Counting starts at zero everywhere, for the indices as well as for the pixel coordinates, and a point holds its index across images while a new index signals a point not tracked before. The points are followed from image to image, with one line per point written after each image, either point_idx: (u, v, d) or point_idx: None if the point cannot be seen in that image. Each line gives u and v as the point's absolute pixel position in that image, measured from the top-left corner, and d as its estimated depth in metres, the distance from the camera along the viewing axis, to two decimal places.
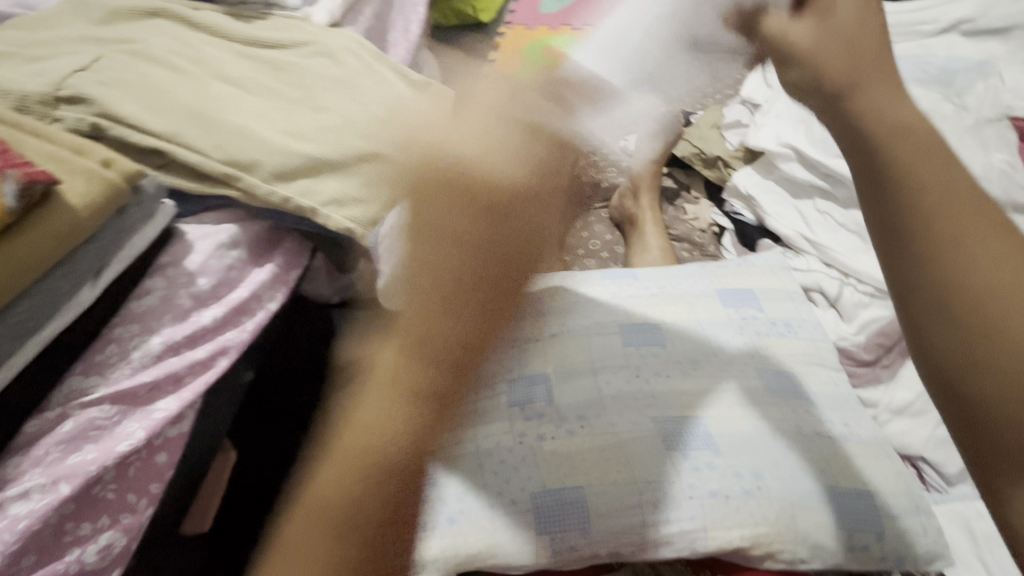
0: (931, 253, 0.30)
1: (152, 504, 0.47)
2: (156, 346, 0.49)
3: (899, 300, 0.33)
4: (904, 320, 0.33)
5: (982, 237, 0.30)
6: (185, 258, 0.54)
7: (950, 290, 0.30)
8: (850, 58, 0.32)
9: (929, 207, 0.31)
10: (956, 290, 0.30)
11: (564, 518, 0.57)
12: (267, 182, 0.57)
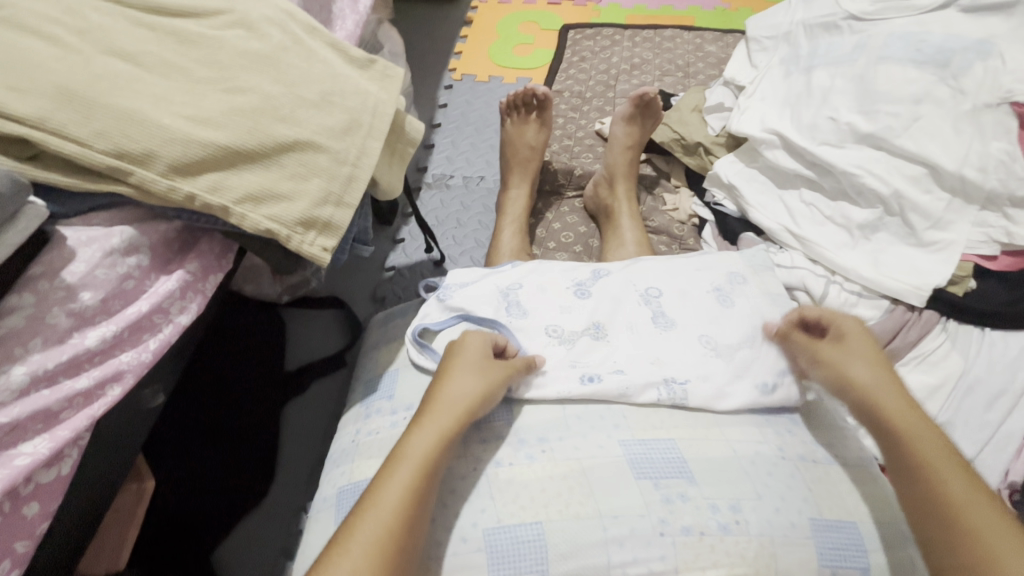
0: (920, 491, 0.51)
1: (17, 566, 0.40)
2: (20, 378, 0.41)
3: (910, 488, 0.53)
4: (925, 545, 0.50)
5: (986, 525, 0.47)
6: (64, 268, 0.45)
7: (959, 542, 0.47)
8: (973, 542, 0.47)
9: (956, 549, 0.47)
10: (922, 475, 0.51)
11: (520, 560, 0.51)
12: (166, 177, 0.48)
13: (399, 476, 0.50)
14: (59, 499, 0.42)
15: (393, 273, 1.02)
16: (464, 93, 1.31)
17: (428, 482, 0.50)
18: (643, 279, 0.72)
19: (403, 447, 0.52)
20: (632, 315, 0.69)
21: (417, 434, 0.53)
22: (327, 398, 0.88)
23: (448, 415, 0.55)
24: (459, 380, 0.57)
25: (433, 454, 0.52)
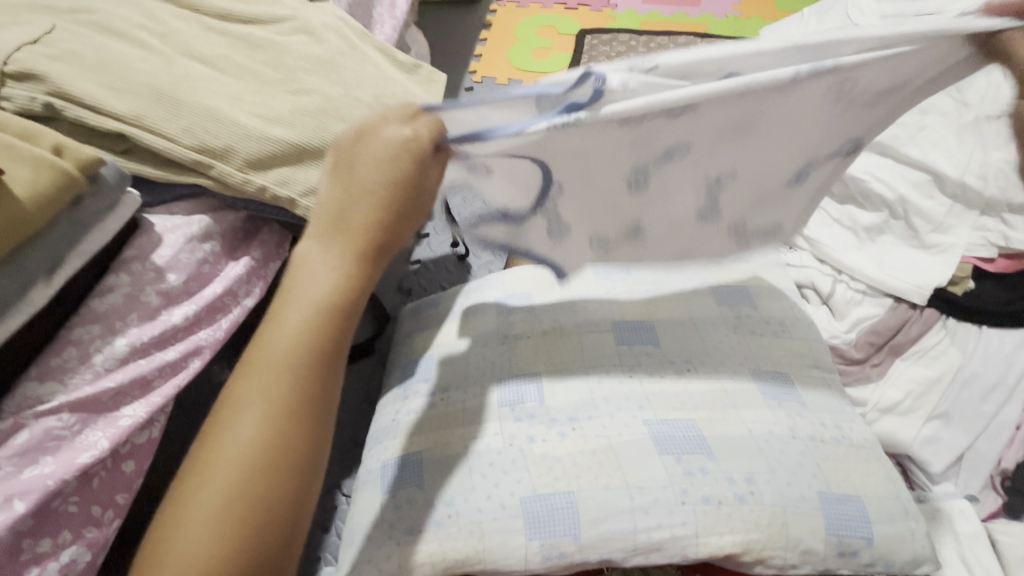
0: None
1: (118, 515, 0.44)
2: (121, 349, 0.45)
3: None
4: None
5: None
6: (153, 251, 0.50)
7: None
8: None
9: None
10: None
11: (554, 525, 0.56)
12: (242, 170, 0.53)
13: (255, 385, 0.38)
14: (150, 458, 0.47)
15: (420, 265, 1.07)
16: (485, 95, 1.36)
17: (310, 357, 0.39)
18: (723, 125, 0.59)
19: (265, 336, 0.40)
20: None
21: (290, 303, 0.41)
22: (358, 382, 0.94)
23: (335, 243, 0.43)
24: (363, 209, 0.43)
25: (300, 341, 0.39)
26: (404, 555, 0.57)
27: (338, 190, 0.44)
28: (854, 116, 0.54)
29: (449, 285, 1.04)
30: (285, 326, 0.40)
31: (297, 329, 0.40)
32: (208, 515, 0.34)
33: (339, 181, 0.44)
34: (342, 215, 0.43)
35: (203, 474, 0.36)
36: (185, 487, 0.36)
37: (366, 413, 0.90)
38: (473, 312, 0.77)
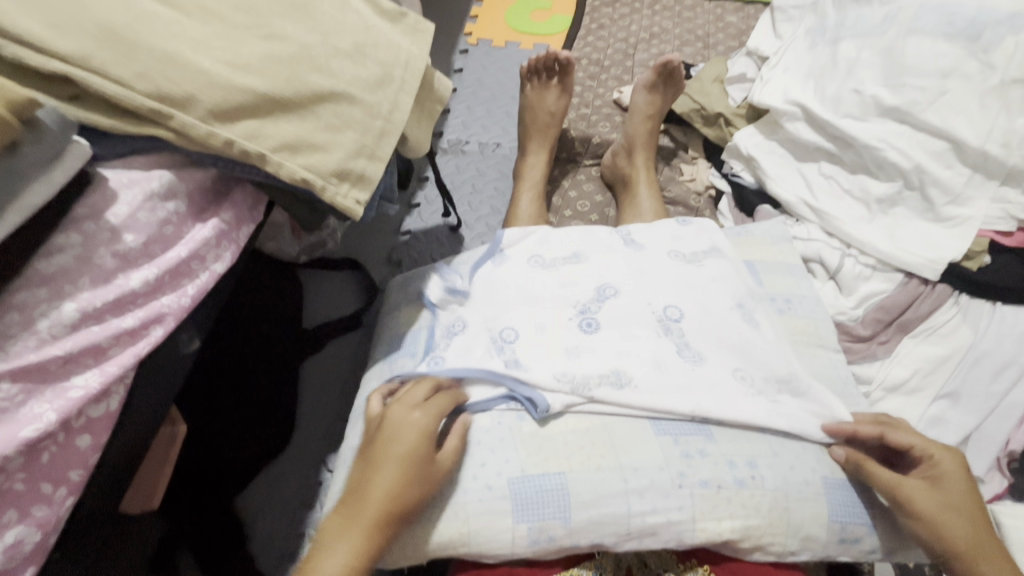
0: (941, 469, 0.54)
1: (72, 493, 0.41)
2: (71, 314, 0.42)
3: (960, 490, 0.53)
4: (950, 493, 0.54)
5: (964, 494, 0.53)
6: (108, 209, 0.46)
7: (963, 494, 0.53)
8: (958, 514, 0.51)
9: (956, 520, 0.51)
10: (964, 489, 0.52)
11: (543, 507, 0.53)
12: (205, 121, 0.48)
13: (354, 525, 0.47)
14: (108, 433, 0.43)
15: (410, 236, 1.03)
16: (480, 58, 1.29)
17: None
18: (657, 294, 0.68)
19: (316, 568, 0.46)
20: (616, 264, 0.71)
21: (328, 557, 0.46)
22: (343, 356, 0.90)
23: (364, 522, 0.47)
24: (388, 478, 0.49)
25: (399, 489, 0.48)
26: None
27: (376, 464, 0.49)
28: (755, 349, 0.64)
29: (440, 257, 1.00)
30: (382, 484, 0.49)
31: (376, 517, 0.47)
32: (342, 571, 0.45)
33: (374, 467, 0.49)
34: (363, 484, 0.49)
35: (331, 548, 0.47)
36: (301, 571, 0.46)
37: (352, 388, 0.87)
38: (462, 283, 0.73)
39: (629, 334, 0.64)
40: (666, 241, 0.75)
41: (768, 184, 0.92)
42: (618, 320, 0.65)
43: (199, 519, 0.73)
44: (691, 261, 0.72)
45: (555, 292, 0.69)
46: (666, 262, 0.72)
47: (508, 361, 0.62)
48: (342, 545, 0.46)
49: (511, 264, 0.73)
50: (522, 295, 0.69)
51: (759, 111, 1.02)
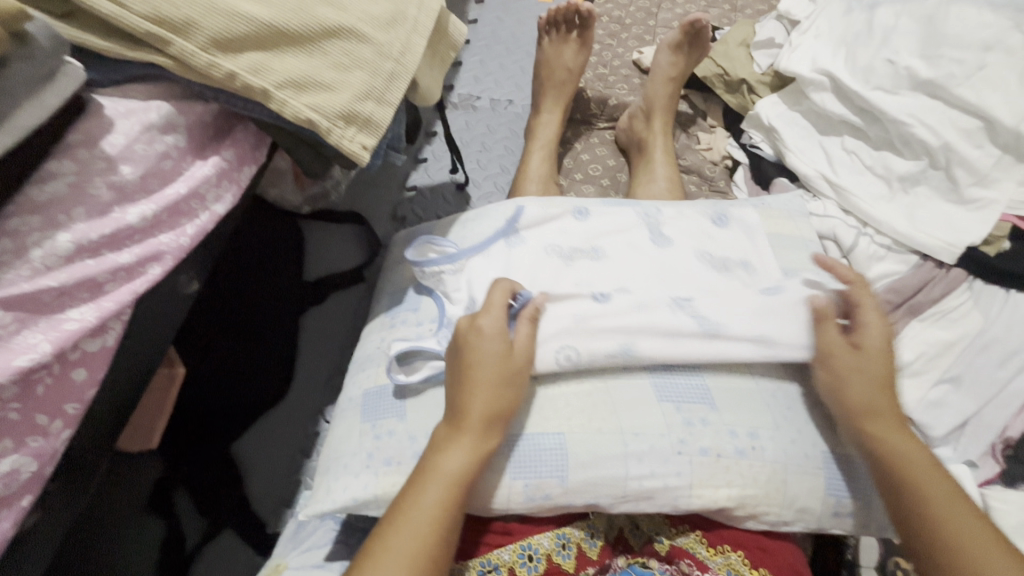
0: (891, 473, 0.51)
1: (69, 426, 0.41)
2: (66, 246, 0.40)
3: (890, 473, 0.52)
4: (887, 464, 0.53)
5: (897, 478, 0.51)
6: (104, 138, 0.44)
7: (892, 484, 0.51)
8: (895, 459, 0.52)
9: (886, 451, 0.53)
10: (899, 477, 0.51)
11: (540, 466, 0.53)
12: (206, 51, 0.45)
13: (433, 491, 0.47)
14: (104, 368, 0.43)
15: (415, 192, 1.00)
16: (497, 9, 1.23)
17: (465, 494, 0.48)
18: (678, 301, 0.62)
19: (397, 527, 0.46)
20: (640, 266, 0.66)
21: (446, 453, 0.49)
22: (345, 311, 0.89)
23: (476, 423, 0.50)
24: (463, 443, 0.49)
25: (467, 471, 0.48)
26: (380, 486, 0.54)
27: (449, 436, 0.50)
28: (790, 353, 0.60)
29: (445, 214, 0.98)
30: (450, 455, 0.49)
31: (456, 480, 0.48)
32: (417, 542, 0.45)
33: (468, 366, 0.52)
34: (459, 397, 0.51)
35: (404, 521, 0.46)
36: (378, 544, 0.45)
37: (352, 343, 0.86)
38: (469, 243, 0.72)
39: (655, 338, 0.58)
40: (698, 240, 0.69)
41: (787, 156, 0.89)
42: (646, 334, 0.57)
43: (199, 463, 0.75)
44: (720, 267, 0.67)
45: (572, 290, 0.63)
46: (693, 265, 0.67)
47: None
48: (418, 519, 0.46)
49: (528, 248, 0.67)
50: (532, 284, 0.64)
51: (784, 79, 0.98)
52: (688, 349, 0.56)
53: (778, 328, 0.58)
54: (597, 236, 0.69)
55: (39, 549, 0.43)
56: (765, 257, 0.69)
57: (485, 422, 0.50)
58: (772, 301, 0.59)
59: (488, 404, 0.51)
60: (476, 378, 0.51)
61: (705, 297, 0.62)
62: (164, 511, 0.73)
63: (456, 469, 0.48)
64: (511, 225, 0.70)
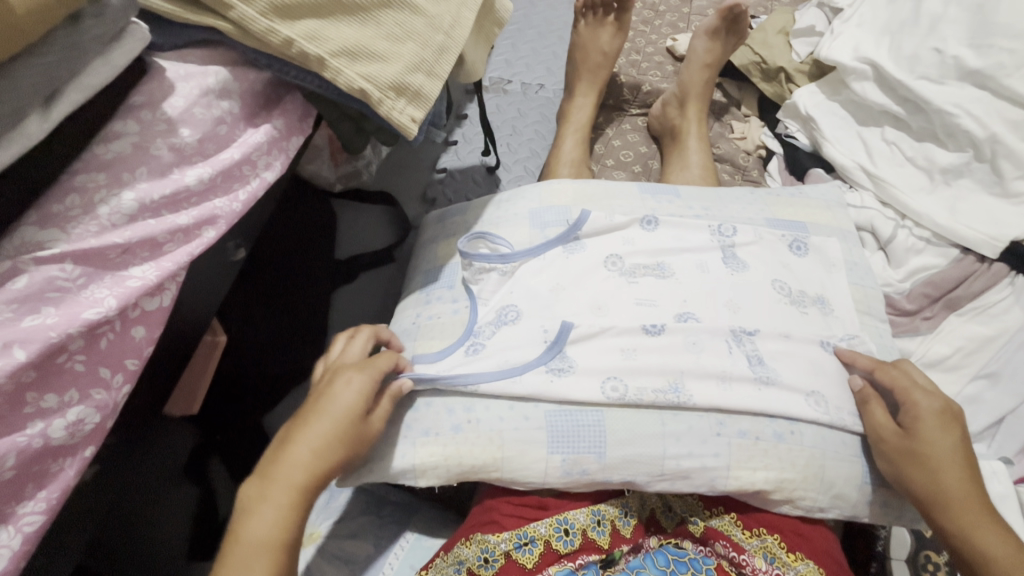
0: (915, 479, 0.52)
1: (129, 381, 0.41)
2: (130, 204, 0.41)
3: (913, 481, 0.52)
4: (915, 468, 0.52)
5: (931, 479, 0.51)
6: (164, 100, 0.44)
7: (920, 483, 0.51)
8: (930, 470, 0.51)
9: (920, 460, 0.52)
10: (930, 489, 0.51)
11: (579, 441, 0.53)
12: (264, 16, 0.45)
13: (273, 504, 0.45)
14: (161, 327, 0.44)
15: (445, 174, 1.00)
16: None
17: (285, 565, 0.44)
18: (735, 318, 0.61)
19: (240, 531, 0.44)
20: (709, 290, 0.63)
21: (257, 512, 0.44)
22: (375, 290, 0.90)
23: (276, 479, 0.46)
24: (305, 447, 0.47)
25: (314, 472, 0.47)
26: (419, 455, 0.54)
27: (293, 438, 0.48)
28: (840, 380, 0.59)
29: (475, 196, 0.98)
30: (293, 459, 0.46)
31: (303, 484, 0.46)
32: (259, 553, 0.43)
33: (305, 421, 0.49)
34: (282, 455, 0.47)
35: (249, 532, 0.44)
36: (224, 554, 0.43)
37: (381, 321, 0.87)
38: (504, 223, 0.72)
39: (700, 350, 0.58)
40: (773, 266, 0.66)
41: (824, 146, 0.88)
42: (706, 372, 0.56)
43: (231, 434, 0.77)
44: (794, 301, 0.64)
45: (630, 303, 0.62)
46: (766, 293, 0.64)
47: (553, 373, 0.56)
48: (261, 528, 0.44)
49: (587, 257, 0.66)
50: (591, 298, 0.62)
51: (823, 68, 0.96)
52: (748, 396, 0.55)
53: (831, 388, 0.58)
54: (664, 251, 0.66)
55: (92, 504, 0.44)
56: (841, 292, 0.67)
57: (337, 427, 0.49)
58: (826, 360, 0.60)
59: (344, 412, 0.49)
60: (340, 381, 0.51)
61: (756, 310, 0.62)
62: (196, 478, 0.73)
63: (299, 478, 0.46)
64: (570, 233, 0.67)
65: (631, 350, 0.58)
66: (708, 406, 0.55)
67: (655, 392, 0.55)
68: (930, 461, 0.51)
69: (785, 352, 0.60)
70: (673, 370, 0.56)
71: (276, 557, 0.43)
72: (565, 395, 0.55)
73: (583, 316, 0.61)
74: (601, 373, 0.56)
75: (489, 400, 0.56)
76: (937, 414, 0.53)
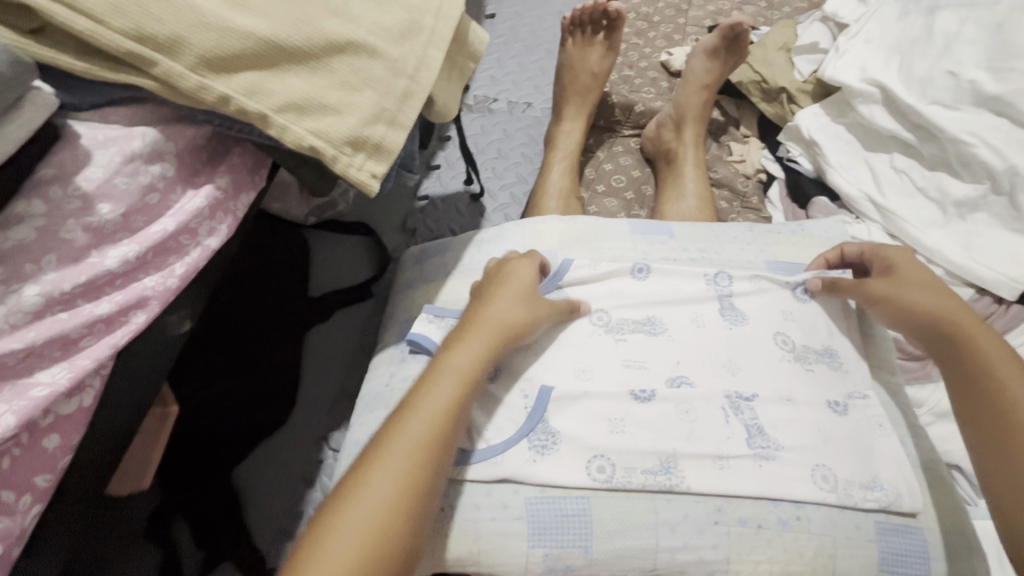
0: (972, 395, 0.49)
1: (38, 501, 0.36)
2: (32, 300, 0.35)
3: (967, 398, 0.49)
4: (967, 380, 0.50)
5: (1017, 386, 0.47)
6: (79, 173, 0.39)
7: (974, 391, 0.49)
8: (1000, 372, 0.48)
9: (978, 363, 0.50)
10: (990, 397, 0.48)
11: (563, 534, 0.48)
12: (193, 70, 0.40)
13: (424, 410, 0.45)
14: (79, 431, 0.38)
15: (427, 202, 0.94)
16: (515, 3, 1.16)
17: (439, 451, 0.44)
18: (736, 379, 0.56)
19: (392, 431, 0.44)
20: (705, 347, 0.58)
21: (414, 414, 0.45)
22: (353, 326, 0.84)
23: (460, 369, 0.48)
24: (495, 314, 0.52)
25: (475, 369, 0.48)
26: None
27: (460, 338, 0.50)
28: (853, 447, 0.53)
29: (457, 226, 0.92)
30: (486, 325, 0.51)
31: (479, 371, 0.49)
32: (408, 452, 0.43)
33: (457, 337, 0.51)
34: (432, 368, 0.48)
35: (395, 437, 0.44)
36: (357, 481, 0.42)
37: (357, 365, 0.81)
38: (484, 269, 0.66)
39: (695, 418, 0.53)
40: (776, 318, 0.60)
41: (829, 174, 0.82)
42: (701, 451, 0.51)
43: (195, 491, 0.68)
44: (799, 358, 0.58)
45: (619, 366, 0.56)
46: (769, 351, 0.58)
47: (535, 452, 0.51)
48: (416, 429, 0.44)
49: None
50: (574, 358, 0.57)
51: (827, 88, 0.91)
52: (747, 477, 0.50)
53: (840, 460, 0.52)
54: (657, 302, 0.61)
55: None
56: (850, 343, 0.60)
57: (507, 322, 0.52)
58: (833, 424, 0.54)
59: (506, 315, 0.52)
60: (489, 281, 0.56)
61: (752, 369, 0.57)
62: (160, 540, 0.66)
63: (457, 373, 0.48)
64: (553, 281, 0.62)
65: (614, 421, 0.53)
66: (702, 486, 0.50)
67: (639, 475, 0.50)
68: (989, 361, 0.49)
69: (791, 415, 0.54)
70: (664, 447, 0.51)
71: (421, 460, 0.43)
72: (545, 479, 0.50)
73: (565, 380, 0.55)
74: (591, 448, 0.51)
75: (464, 485, 0.50)
76: (1001, 346, 0.50)
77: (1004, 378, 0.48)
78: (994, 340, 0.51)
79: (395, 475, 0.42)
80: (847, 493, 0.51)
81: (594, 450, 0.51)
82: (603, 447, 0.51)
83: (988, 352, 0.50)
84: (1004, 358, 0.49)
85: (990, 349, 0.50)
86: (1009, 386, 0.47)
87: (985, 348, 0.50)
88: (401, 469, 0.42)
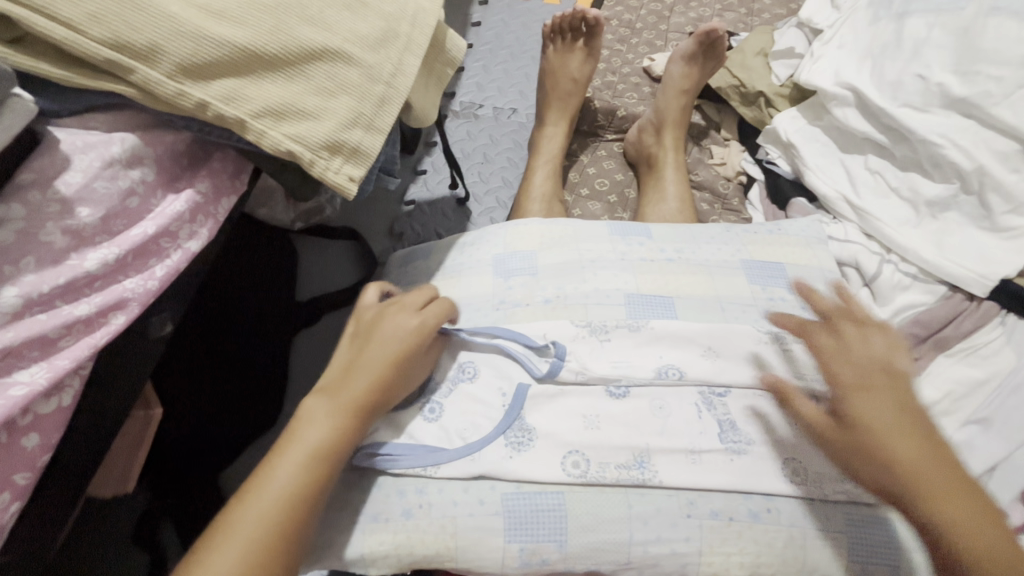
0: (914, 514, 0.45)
1: (15, 499, 0.37)
2: (11, 300, 0.36)
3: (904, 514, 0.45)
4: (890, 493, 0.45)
5: (939, 489, 0.44)
6: (58, 177, 0.40)
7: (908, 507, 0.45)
8: (908, 477, 0.45)
9: (890, 472, 0.45)
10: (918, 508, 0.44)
11: (538, 529, 0.49)
12: (171, 77, 0.41)
13: (316, 430, 0.46)
14: (57, 431, 0.39)
15: (413, 207, 0.96)
16: (501, 11, 1.18)
17: (323, 474, 0.45)
18: (719, 371, 0.56)
19: (283, 448, 0.45)
20: (685, 340, 0.58)
21: (306, 428, 0.46)
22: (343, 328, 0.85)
23: (347, 402, 0.48)
24: (392, 331, 0.52)
25: (371, 388, 0.49)
26: (367, 543, 0.49)
27: (360, 355, 0.51)
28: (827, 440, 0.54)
29: (443, 230, 0.93)
30: (385, 341, 0.51)
31: (376, 388, 0.49)
32: (294, 471, 0.44)
33: (360, 354, 0.51)
34: (337, 386, 0.49)
35: (285, 455, 0.45)
36: (240, 499, 0.43)
37: None
38: (466, 271, 0.68)
39: (671, 414, 0.54)
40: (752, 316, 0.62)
41: (806, 176, 0.84)
42: (674, 446, 0.52)
43: (181, 494, 0.69)
44: (778, 341, 0.60)
45: (603, 364, 0.56)
46: (749, 342, 0.59)
47: (510, 449, 0.52)
48: (307, 445, 0.45)
49: (551, 312, 0.62)
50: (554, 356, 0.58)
51: (805, 92, 0.93)
52: (719, 471, 0.51)
53: (813, 454, 0.53)
54: (635, 301, 0.62)
55: None
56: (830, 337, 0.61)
57: (405, 340, 0.52)
58: None
59: (404, 337, 0.52)
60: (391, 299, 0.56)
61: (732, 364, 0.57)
62: (147, 543, 0.67)
63: (352, 394, 0.48)
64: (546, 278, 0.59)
65: (589, 419, 0.54)
66: (677, 480, 0.51)
67: (613, 472, 0.51)
68: (890, 457, 0.45)
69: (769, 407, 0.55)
70: (638, 442, 0.52)
71: (309, 481, 0.44)
72: (522, 475, 0.51)
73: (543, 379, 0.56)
74: (569, 444, 0.52)
75: (443, 483, 0.51)
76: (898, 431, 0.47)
77: (914, 480, 0.44)
78: (892, 427, 0.47)
79: (282, 494, 0.43)
80: (818, 484, 0.52)
81: (570, 447, 0.52)
82: (578, 445, 0.52)
83: (892, 451, 0.46)
84: (902, 447, 0.46)
85: (891, 446, 0.46)
86: (929, 494, 0.44)
87: (879, 440, 0.46)
88: (286, 489, 0.43)
